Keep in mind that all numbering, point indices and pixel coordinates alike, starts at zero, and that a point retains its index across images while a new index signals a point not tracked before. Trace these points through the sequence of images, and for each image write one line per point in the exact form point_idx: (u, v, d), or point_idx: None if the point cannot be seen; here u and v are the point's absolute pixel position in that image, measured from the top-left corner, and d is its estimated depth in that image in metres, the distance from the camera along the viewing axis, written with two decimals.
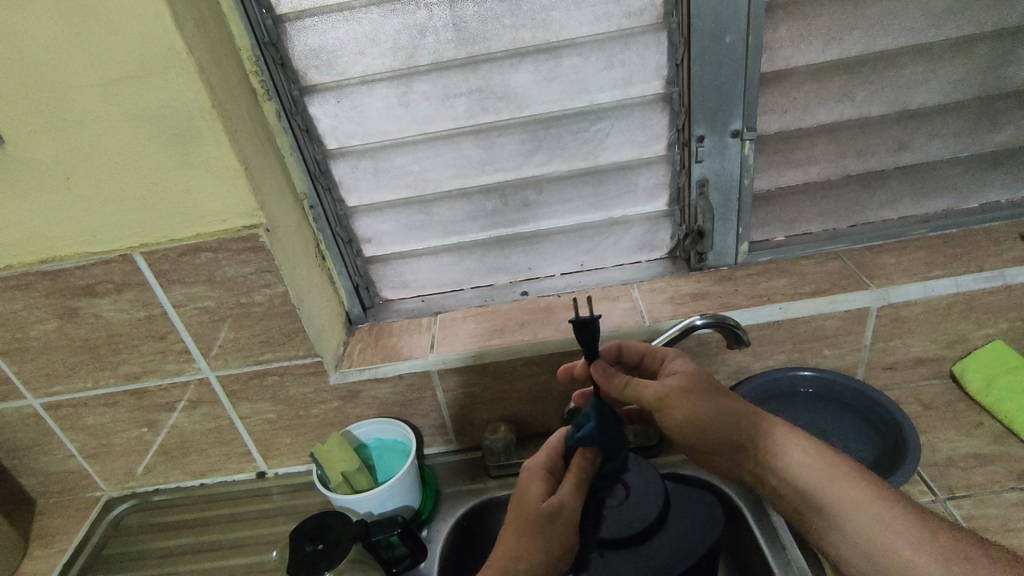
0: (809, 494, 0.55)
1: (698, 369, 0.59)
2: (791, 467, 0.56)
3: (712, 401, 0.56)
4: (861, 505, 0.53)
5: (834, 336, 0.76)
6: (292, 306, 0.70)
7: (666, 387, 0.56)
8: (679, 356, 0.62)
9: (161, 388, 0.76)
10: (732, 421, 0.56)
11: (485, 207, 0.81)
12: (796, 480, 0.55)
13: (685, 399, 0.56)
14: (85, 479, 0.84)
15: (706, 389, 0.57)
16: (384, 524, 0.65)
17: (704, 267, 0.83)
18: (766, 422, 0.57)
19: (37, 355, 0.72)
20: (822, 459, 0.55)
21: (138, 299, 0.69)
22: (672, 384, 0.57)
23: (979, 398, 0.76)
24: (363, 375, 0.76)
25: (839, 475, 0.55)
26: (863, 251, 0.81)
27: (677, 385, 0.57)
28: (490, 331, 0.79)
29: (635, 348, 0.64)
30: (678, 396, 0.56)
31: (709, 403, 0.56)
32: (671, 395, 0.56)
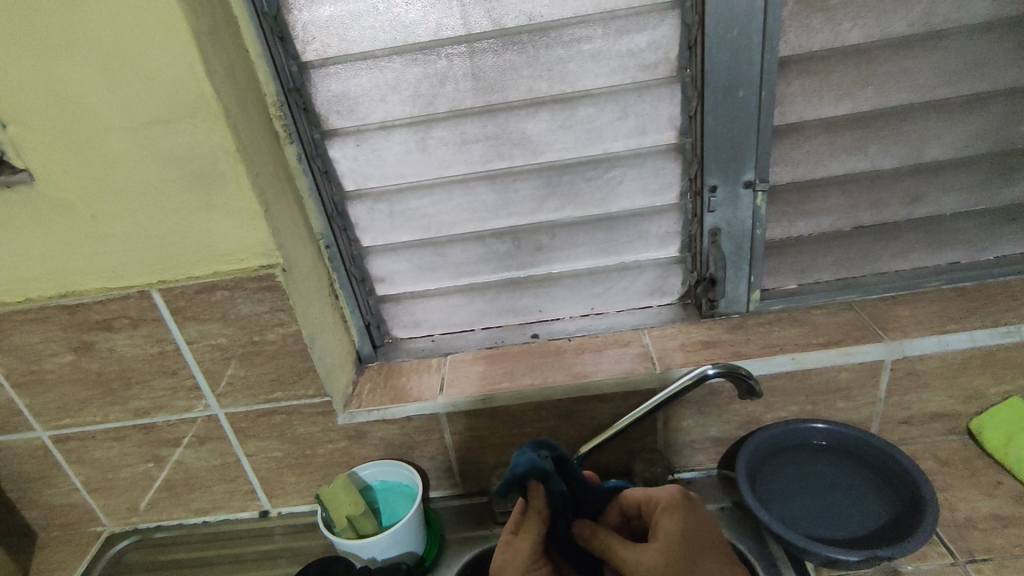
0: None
1: (680, 532, 0.55)
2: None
3: (697, 555, 0.54)
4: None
5: (847, 389, 0.75)
6: (304, 346, 0.70)
7: (648, 557, 0.54)
8: (672, 496, 0.58)
9: (170, 423, 0.76)
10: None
11: (498, 250, 0.82)
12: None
13: (671, 549, 0.54)
14: (88, 514, 0.84)
15: (694, 542, 0.55)
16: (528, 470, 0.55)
17: (715, 314, 0.83)
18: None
19: (48, 387, 0.72)
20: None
21: (152, 335, 0.69)
22: (653, 551, 0.54)
23: (1000, 455, 0.75)
24: (372, 416, 0.76)
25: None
26: (876, 302, 0.81)
27: (655, 543, 0.55)
28: (500, 374, 0.79)
29: (635, 498, 0.61)
30: (666, 555, 0.54)
31: (682, 565, 0.53)
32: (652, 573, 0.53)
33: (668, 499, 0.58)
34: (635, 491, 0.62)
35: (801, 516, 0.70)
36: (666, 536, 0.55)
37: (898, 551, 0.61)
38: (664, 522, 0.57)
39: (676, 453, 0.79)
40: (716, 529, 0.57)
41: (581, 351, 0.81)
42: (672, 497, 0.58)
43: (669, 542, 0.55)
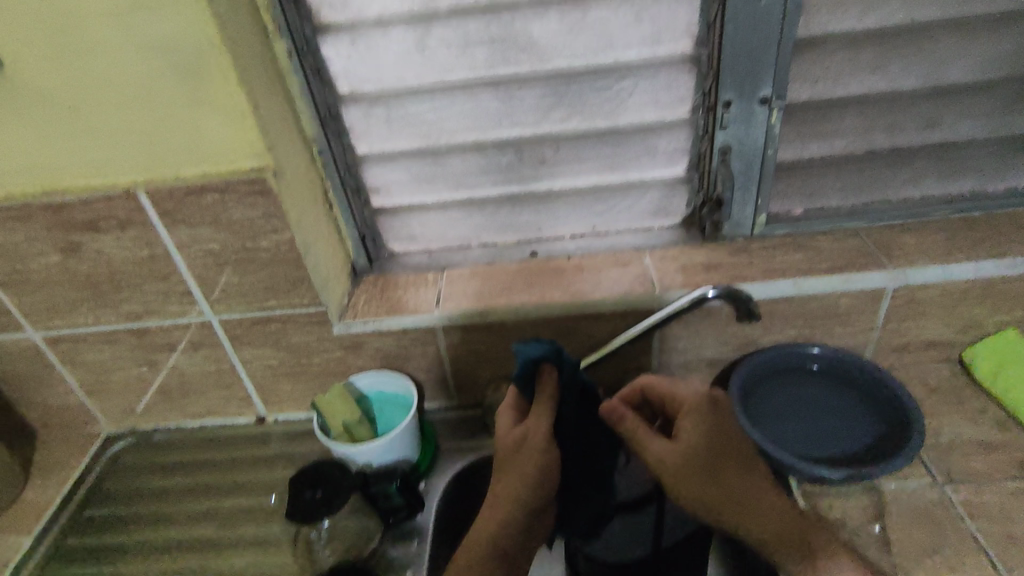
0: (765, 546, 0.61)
1: (701, 441, 0.62)
2: (748, 516, 0.61)
3: (711, 457, 0.62)
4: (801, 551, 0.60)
5: (845, 315, 0.75)
6: (298, 254, 0.68)
7: (669, 456, 0.61)
8: (698, 400, 0.64)
9: (163, 329, 0.75)
10: (719, 489, 0.61)
11: (499, 163, 0.78)
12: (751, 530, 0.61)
13: (689, 448, 0.62)
14: (86, 415, 0.85)
15: (714, 450, 0.63)
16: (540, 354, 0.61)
17: (719, 237, 0.81)
18: (733, 481, 0.62)
19: (37, 288, 0.71)
20: (779, 516, 0.61)
21: (141, 238, 0.67)
22: (672, 451, 0.61)
23: (988, 384, 0.76)
24: (367, 327, 0.75)
25: (799, 527, 0.61)
26: (883, 229, 0.79)
27: (675, 446, 0.62)
28: (497, 290, 0.78)
29: (659, 393, 0.66)
30: (683, 458, 0.61)
31: (693, 464, 0.61)
32: (670, 464, 0.61)
33: (693, 404, 0.64)
34: (659, 386, 0.66)
35: (787, 435, 0.72)
36: (686, 442, 0.62)
37: (879, 471, 0.63)
38: (685, 426, 0.63)
39: (670, 373, 0.80)
40: (733, 429, 0.65)
41: (580, 270, 0.80)
42: (696, 399, 0.65)
43: (688, 449, 0.61)
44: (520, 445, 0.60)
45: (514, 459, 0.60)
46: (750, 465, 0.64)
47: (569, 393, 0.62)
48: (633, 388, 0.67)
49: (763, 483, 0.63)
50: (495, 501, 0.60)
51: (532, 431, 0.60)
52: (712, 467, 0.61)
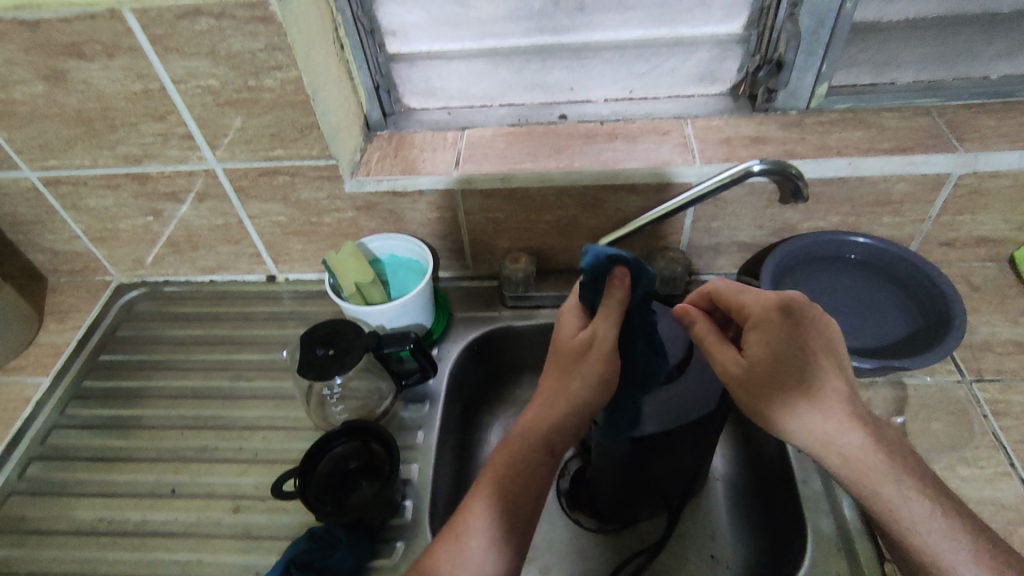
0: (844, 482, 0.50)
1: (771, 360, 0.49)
2: (828, 454, 0.49)
3: (782, 377, 0.49)
4: (886, 495, 0.48)
5: (898, 203, 0.69)
6: (306, 98, 0.62)
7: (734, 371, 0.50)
8: (774, 311, 0.50)
9: (165, 175, 0.70)
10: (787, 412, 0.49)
11: (532, 6, 0.69)
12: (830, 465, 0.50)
13: (759, 370, 0.50)
14: (94, 263, 0.83)
15: (788, 366, 0.50)
16: (606, 260, 0.53)
17: (770, 108, 0.73)
18: (810, 410, 0.49)
19: (26, 122, 0.66)
20: (863, 455, 0.48)
21: (132, 69, 0.60)
22: (738, 367, 0.50)
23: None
24: (381, 186, 0.70)
25: (887, 471, 0.48)
26: (958, 109, 0.71)
27: (741, 361, 0.50)
28: (522, 155, 0.72)
29: (725, 296, 0.54)
30: (754, 374, 0.50)
31: (762, 384, 0.50)
32: (736, 380, 0.51)
33: (760, 313, 0.51)
34: (728, 290, 0.55)
35: None
36: (753, 358, 0.50)
37: (913, 362, 0.60)
38: (750, 339, 0.51)
39: (698, 255, 0.76)
40: (816, 345, 0.50)
41: (614, 138, 0.73)
42: (776, 314, 0.50)
43: (754, 365, 0.50)
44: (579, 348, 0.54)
45: (569, 361, 0.54)
46: (841, 391, 0.50)
47: (636, 304, 0.55)
48: (702, 293, 0.57)
49: (853, 417, 0.49)
50: (545, 397, 0.54)
51: (589, 337, 0.53)
52: (785, 390, 0.49)
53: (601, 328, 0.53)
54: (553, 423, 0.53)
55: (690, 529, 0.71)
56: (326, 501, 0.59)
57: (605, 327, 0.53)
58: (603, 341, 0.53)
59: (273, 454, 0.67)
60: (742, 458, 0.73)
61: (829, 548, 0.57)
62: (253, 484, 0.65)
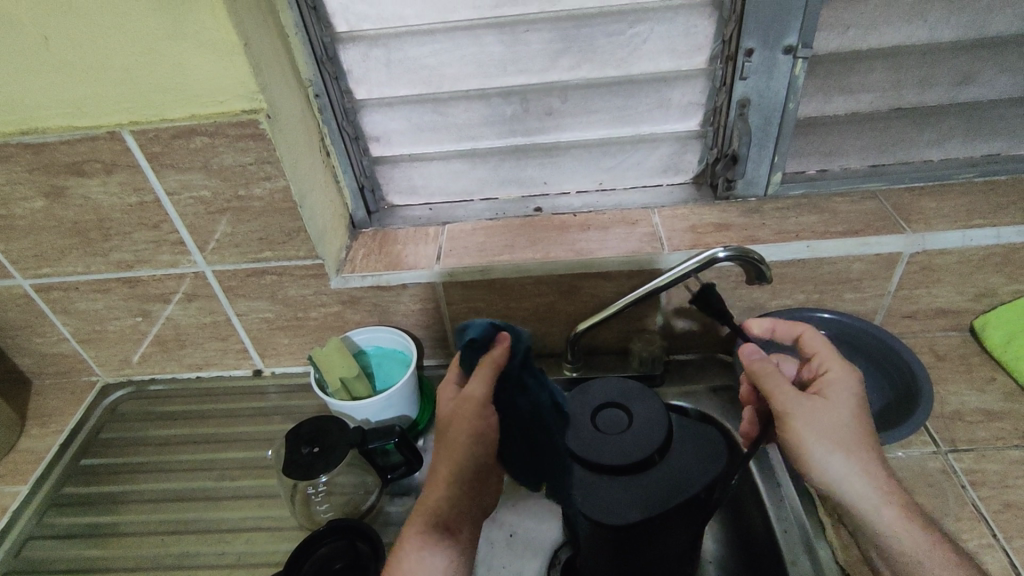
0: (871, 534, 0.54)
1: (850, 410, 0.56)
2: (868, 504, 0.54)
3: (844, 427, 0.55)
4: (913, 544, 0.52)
5: (858, 280, 0.73)
6: (294, 204, 0.66)
7: (813, 406, 0.56)
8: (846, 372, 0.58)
9: (156, 279, 0.73)
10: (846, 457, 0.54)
11: (504, 112, 0.75)
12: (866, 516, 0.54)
13: (822, 413, 0.55)
14: (81, 364, 0.84)
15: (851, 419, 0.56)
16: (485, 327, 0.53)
17: (731, 196, 0.78)
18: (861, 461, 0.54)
19: (23, 233, 0.68)
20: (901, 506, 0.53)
21: (129, 183, 0.64)
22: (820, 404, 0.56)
23: (996, 351, 0.74)
24: (366, 281, 0.73)
25: (920, 523, 0.53)
26: (903, 192, 0.76)
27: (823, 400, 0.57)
28: (500, 247, 0.75)
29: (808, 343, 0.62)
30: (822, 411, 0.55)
31: (824, 425, 0.55)
32: (806, 416, 0.55)
33: (846, 369, 0.58)
34: (811, 342, 0.61)
35: None
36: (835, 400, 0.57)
37: (885, 438, 0.63)
38: (831, 388, 0.58)
39: (674, 335, 0.79)
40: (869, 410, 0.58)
41: (586, 228, 0.77)
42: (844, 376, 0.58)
43: (833, 409, 0.56)
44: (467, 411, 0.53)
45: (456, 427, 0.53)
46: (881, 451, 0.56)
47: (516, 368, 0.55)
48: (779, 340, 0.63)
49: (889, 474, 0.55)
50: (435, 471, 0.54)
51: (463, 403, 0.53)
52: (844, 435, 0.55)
53: (469, 394, 0.53)
54: (449, 490, 0.52)
55: None
56: None
57: (473, 392, 0.52)
58: (469, 406, 0.52)
59: (256, 558, 0.66)
60: (730, 538, 0.73)
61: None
62: None
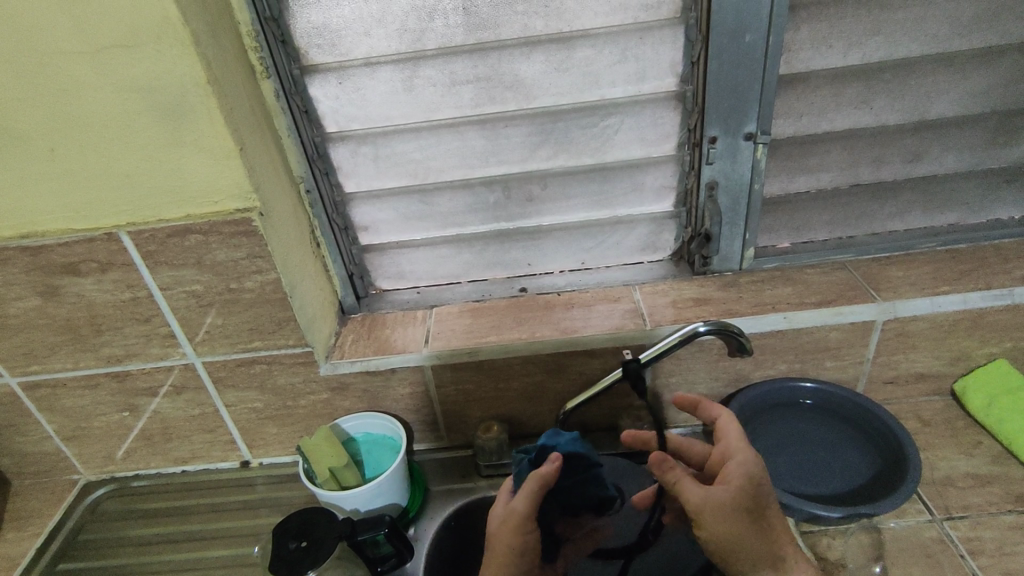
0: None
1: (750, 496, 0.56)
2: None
3: (741, 528, 0.55)
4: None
5: (837, 348, 0.75)
6: (284, 295, 0.67)
7: (718, 499, 0.56)
8: (748, 454, 0.58)
9: (145, 372, 0.73)
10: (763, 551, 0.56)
11: (487, 200, 0.78)
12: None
13: (717, 517, 0.55)
14: (62, 462, 0.82)
15: (746, 513, 0.56)
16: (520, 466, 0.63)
17: (707, 272, 0.81)
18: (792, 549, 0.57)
19: (13, 332, 0.69)
20: None
21: (123, 280, 0.66)
22: (724, 496, 0.56)
23: (983, 417, 0.75)
24: (354, 367, 0.74)
25: None
26: (870, 262, 0.80)
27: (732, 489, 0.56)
28: (487, 328, 0.77)
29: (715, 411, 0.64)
30: (709, 514, 0.55)
31: (745, 527, 0.56)
32: (711, 511, 0.56)
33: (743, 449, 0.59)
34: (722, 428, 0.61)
35: (784, 471, 0.71)
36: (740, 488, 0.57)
37: (878, 509, 0.62)
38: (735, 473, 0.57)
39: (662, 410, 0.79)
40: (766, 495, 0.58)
41: (570, 306, 0.80)
42: (748, 458, 0.58)
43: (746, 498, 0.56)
44: (512, 522, 0.58)
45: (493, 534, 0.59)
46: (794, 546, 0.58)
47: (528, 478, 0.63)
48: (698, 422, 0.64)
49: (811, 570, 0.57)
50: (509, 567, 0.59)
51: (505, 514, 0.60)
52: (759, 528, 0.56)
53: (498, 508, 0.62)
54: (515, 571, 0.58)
55: None
56: None
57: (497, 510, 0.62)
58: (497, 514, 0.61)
59: None
60: None
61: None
62: None
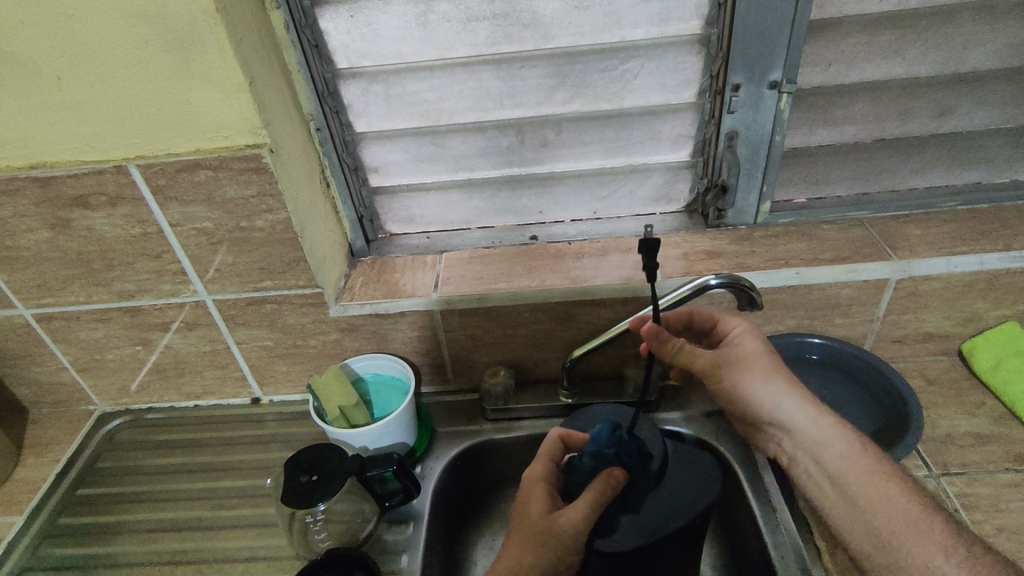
0: (838, 483, 0.58)
1: (758, 353, 0.62)
2: (822, 448, 0.59)
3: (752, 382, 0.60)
4: (899, 510, 0.54)
5: (847, 306, 0.74)
6: (294, 234, 0.67)
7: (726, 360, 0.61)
8: (746, 327, 0.63)
9: (156, 308, 0.74)
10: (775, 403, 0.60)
11: (501, 144, 0.77)
12: (818, 456, 0.59)
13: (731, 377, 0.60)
14: (79, 393, 0.84)
15: (759, 369, 0.61)
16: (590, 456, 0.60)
17: (721, 224, 0.80)
18: (795, 397, 0.60)
19: (25, 264, 0.69)
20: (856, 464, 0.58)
21: (132, 215, 0.65)
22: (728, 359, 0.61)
23: (1005, 394, 0.74)
24: (364, 309, 0.74)
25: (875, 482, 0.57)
26: (888, 220, 0.78)
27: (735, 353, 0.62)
28: (497, 275, 0.77)
29: (705, 317, 0.66)
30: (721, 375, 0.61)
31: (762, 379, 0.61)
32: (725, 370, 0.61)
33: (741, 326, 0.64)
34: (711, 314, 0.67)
35: None
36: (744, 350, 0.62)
37: None
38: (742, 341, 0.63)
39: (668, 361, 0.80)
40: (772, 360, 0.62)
41: (581, 256, 0.79)
42: (746, 330, 0.63)
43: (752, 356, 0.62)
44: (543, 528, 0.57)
45: (540, 532, 0.56)
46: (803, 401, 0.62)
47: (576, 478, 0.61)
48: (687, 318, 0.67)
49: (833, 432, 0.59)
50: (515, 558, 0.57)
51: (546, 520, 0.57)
52: (772, 378, 0.60)
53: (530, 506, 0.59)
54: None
55: None
56: None
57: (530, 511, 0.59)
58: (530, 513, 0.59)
59: None
60: (732, 565, 0.71)
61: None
62: None
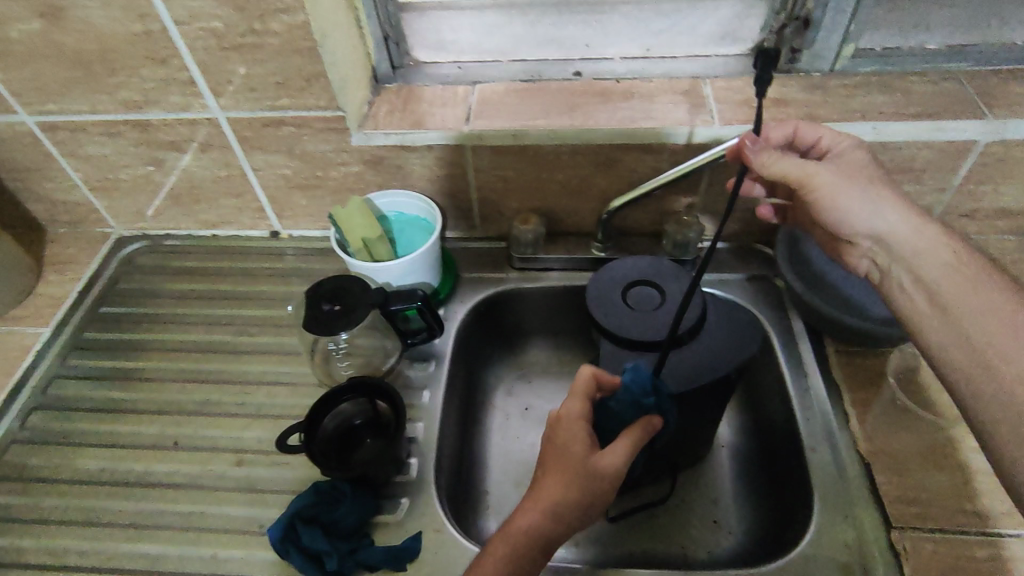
0: (935, 291, 0.53)
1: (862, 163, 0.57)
2: (920, 256, 0.54)
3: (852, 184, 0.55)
4: (996, 308, 0.50)
5: (921, 170, 0.67)
6: (314, 44, 0.59)
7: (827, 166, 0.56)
8: (855, 142, 0.59)
9: (166, 123, 0.68)
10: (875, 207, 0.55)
11: None
12: (915, 266, 0.54)
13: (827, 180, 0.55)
14: (94, 214, 0.81)
15: (865, 177, 0.56)
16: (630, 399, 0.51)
17: (792, 70, 0.71)
18: (896, 204, 0.56)
19: (20, 62, 0.63)
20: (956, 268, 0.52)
21: (132, 8, 0.58)
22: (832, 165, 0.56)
23: None
24: (389, 140, 0.68)
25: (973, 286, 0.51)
26: (988, 75, 0.68)
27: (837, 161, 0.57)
28: (535, 111, 0.69)
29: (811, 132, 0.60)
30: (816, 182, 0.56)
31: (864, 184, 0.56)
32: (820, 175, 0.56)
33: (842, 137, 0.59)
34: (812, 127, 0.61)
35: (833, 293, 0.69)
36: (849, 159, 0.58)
37: None
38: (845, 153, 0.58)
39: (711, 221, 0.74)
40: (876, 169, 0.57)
41: (631, 96, 0.70)
42: (853, 146, 0.59)
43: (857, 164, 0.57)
44: (586, 475, 0.48)
45: (584, 477, 0.49)
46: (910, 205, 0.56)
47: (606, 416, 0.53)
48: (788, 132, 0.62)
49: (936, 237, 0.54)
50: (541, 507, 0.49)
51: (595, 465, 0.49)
52: (876, 186, 0.56)
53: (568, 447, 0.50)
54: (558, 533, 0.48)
55: (694, 496, 0.69)
56: (331, 456, 0.60)
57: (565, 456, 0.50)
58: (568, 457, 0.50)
59: (276, 410, 0.67)
60: (751, 426, 0.72)
61: (838, 542, 0.55)
62: (258, 438, 0.65)
